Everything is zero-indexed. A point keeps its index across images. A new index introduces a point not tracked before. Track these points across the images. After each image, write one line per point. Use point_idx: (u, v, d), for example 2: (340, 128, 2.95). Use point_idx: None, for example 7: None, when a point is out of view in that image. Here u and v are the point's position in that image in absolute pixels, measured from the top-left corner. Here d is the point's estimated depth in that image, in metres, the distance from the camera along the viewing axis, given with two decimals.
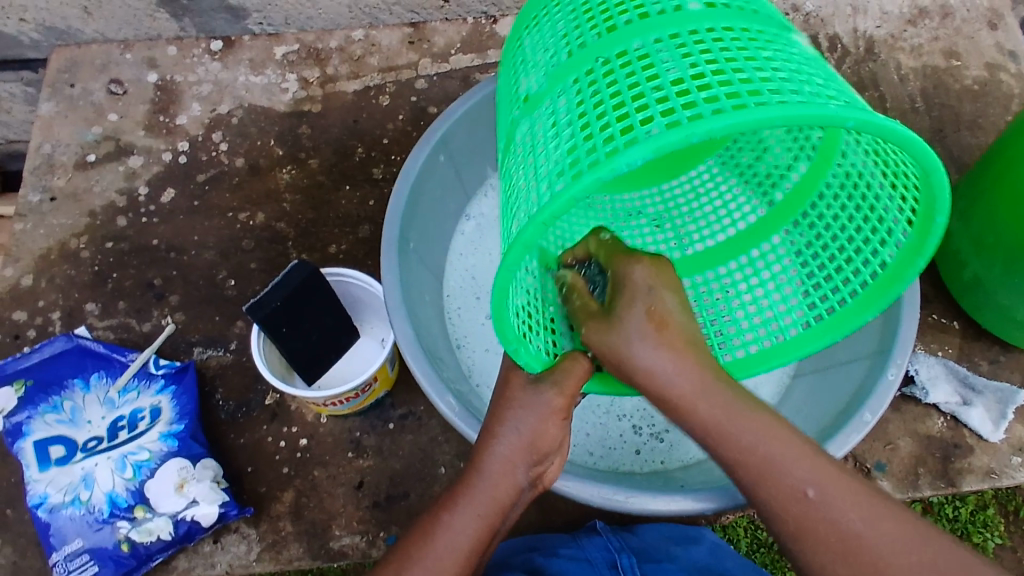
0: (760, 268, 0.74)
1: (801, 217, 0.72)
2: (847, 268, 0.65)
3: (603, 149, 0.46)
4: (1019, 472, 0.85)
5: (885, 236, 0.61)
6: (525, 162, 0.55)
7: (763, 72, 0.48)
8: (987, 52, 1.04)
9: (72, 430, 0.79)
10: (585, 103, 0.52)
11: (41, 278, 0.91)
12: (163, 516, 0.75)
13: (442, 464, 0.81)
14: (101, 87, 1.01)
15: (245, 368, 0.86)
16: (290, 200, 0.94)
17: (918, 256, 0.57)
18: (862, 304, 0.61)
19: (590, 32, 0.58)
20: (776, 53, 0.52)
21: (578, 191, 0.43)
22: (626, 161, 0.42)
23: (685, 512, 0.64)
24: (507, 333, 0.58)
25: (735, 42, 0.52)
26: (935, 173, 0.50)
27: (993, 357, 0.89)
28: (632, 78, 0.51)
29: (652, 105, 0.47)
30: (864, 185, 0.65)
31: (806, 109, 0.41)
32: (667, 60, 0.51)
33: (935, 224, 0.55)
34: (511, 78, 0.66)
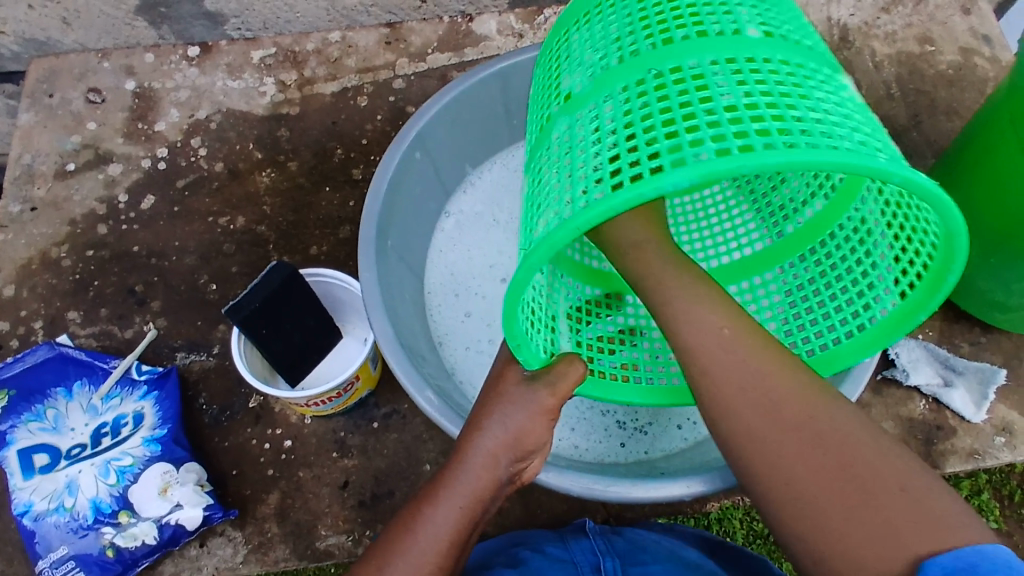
0: (751, 297, 0.79)
1: (809, 253, 0.76)
2: (843, 311, 0.69)
3: (648, 164, 0.46)
4: (1002, 453, 0.85)
5: (874, 299, 0.66)
6: (560, 163, 0.55)
7: (815, 113, 0.48)
8: (961, 36, 1.05)
9: (55, 438, 0.79)
10: (633, 112, 0.51)
11: (23, 287, 0.91)
12: (147, 521, 0.75)
13: (427, 461, 0.81)
14: (79, 96, 1.01)
15: (227, 371, 0.86)
16: (270, 203, 0.95)
17: (917, 312, 0.60)
18: (851, 349, 0.66)
19: (643, 40, 0.58)
20: (827, 95, 0.52)
21: (616, 205, 0.44)
22: (671, 180, 0.42)
23: (665, 498, 0.64)
24: (512, 330, 0.61)
25: (790, 77, 0.52)
26: (957, 233, 0.51)
27: (974, 339, 0.90)
28: (683, 95, 0.50)
29: (702, 126, 0.46)
30: (872, 237, 0.68)
31: (857, 158, 0.42)
32: (722, 81, 0.50)
33: (943, 285, 0.57)
34: (552, 76, 0.66)
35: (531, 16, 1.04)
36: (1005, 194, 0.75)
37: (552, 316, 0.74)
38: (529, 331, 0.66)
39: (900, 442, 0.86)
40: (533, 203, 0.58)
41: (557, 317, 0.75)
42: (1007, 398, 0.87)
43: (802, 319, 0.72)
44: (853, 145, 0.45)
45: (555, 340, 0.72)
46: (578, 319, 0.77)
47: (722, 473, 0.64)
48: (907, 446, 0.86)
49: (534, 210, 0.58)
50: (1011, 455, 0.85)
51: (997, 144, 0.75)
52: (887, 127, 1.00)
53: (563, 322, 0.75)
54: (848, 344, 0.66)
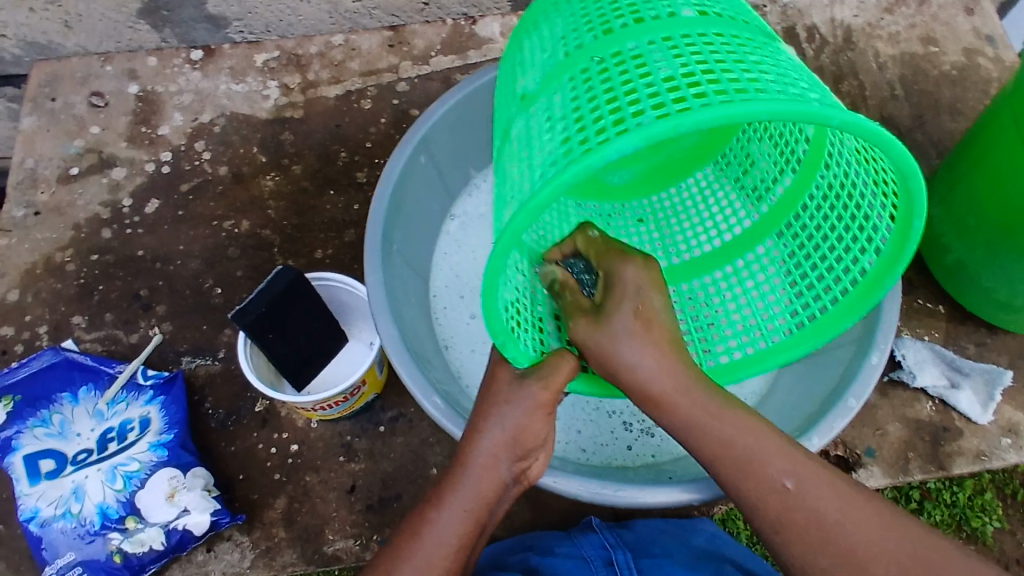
0: (744, 276, 0.78)
1: (784, 229, 0.76)
2: (838, 264, 0.68)
3: (596, 138, 0.47)
4: (1009, 453, 0.85)
5: (866, 243, 0.65)
6: (519, 154, 0.55)
7: (752, 71, 0.48)
8: (964, 37, 1.05)
9: (62, 444, 0.78)
10: (580, 98, 0.52)
11: (27, 292, 0.91)
12: (154, 526, 0.75)
13: (434, 465, 0.81)
14: (82, 100, 1.01)
15: (233, 376, 0.86)
16: (275, 207, 0.95)
17: (893, 267, 0.62)
18: (844, 310, 0.66)
19: (588, 33, 0.58)
20: (764, 58, 0.52)
21: (568, 177, 0.45)
22: (615, 148, 0.44)
23: (674, 503, 0.64)
24: (496, 325, 0.60)
25: (727, 44, 0.52)
26: (913, 173, 0.51)
27: (980, 339, 0.90)
28: (625, 77, 0.51)
29: (645, 99, 0.47)
30: (847, 193, 0.67)
31: (794, 106, 0.43)
32: (660, 58, 0.51)
33: (918, 213, 0.57)
34: (511, 77, 0.66)
35: None
36: (1008, 196, 0.75)
37: (541, 313, 0.73)
38: (516, 330, 0.64)
39: (906, 443, 0.86)
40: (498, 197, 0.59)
41: None
42: (1013, 398, 0.87)
43: (802, 285, 0.72)
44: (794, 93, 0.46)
45: None
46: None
47: (731, 477, 0.64)
48: (913, 447, 0.86)
49: (500, 203, 0.58)
50: (1018, 455, 0.85)
51: (999, 148, 0.75)
52: (892, 128, 1.00)
53: None
54: (838, 307, 0.66)
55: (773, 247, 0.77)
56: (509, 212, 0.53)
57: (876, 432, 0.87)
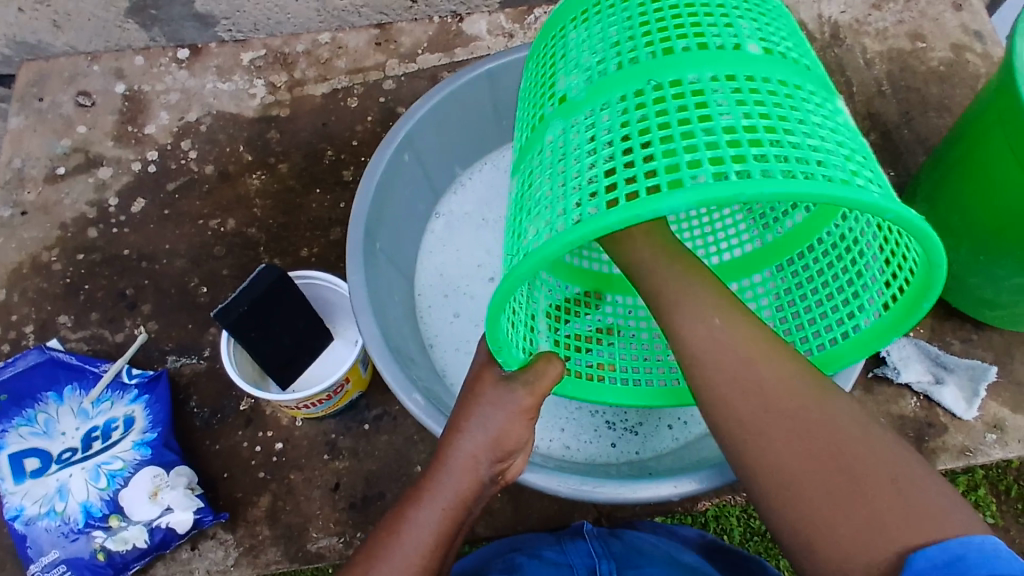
0: (739, 300, 0.78)
1: (786, 263, 0.77)
2: (834, 313, 0.69)
3: (644, 180, 0.45)
4: (993, 450, 0.85)
5: (856, 308, 0.67)
6: (555, 170, 0.54)
7: (812, 139, 0.48)
8: (952, 33, 1.04)
9: (46, 442, 0.79)
10: (630, 125, 0.51)
11: (14, 291, 0.91)
12: (137, 524, 0.75)
13: (418, 463, 0.81)
14: (69, 99, 1.01)
15: (218, 375, 0.86)
16: (261, 206, 0.95)
17: (891, 331, 0.62)
18: (821, 360, 0.66)
19: (643, 47, 0.58)
20: (825, 120, 0.52)
21: (612, 222, 0.43)
22: (670, 204, 0.41)
23: (654, 499, 0.64)
24: (495, 335, 0.61)
25: (788, 100, 0.52)
26: (937, 265, 0.51)
27: (965, 336, 0.90)
28: (682, 113, 0.50)
29: (701, 147, 0.46)
30: (860, 250, 0.69)
31: (857, 192, 0.42)
32: (722, 101, 0.50)
33: (929, 296, 0.56)
34: (549, 75, 0.65)
35: (521, 15, 1.04)
36: (992, 194, 0.75)
37: (530, 315, 0.74)
38: (509, 332, 0.67)
39: None
40: (524, 208, 0.57)
41: (537, 316, 0.76)
42: (998, 394, 0.87)
43: (788, 323, 0.73)
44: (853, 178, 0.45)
45: (533, 341, 0.73)
46: (557, 317, 0.77)
47: (710, 473, 0.64)
48: None
49: (523, 214, 0.57)
50: (1003, 452, 0.85)
51: (983, 145, 0.75)
52: (879, 125, 0.99)
53: (543, 321, 0.76)
54: (818, 354, 0.67)
55: (772, 278, 0.78)
56: (534, 233, 0.52)
57: None
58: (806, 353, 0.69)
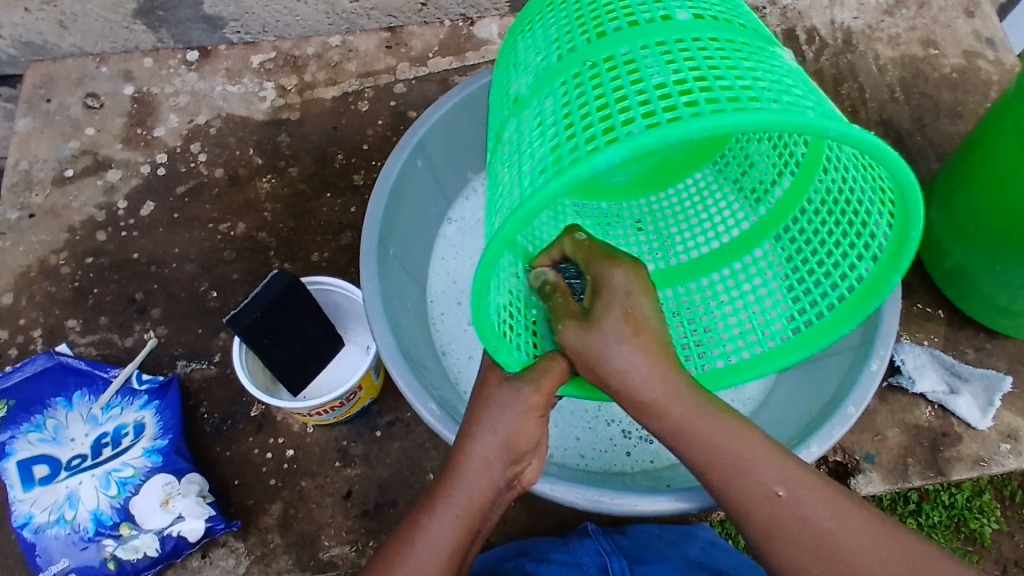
0: (743, 281, 0.76)
1: (782, 233, 0.75)
2: (842, 261, 0.66)
3: (586, 146, 0.46)
4: (1008, 459, 0.85)
5: (865, 247, 0.63)
6: (511, 159, 0.55)
7: (744, 80, 0.47)
8: (965, 40, 1.04)
9: (56, 449, 0.78)
10: (571, 104, 0.51)
11: (22, 295, 0.91)
12: (148, 533, 0.74)
13: (430, 470, 0.81)
14: (77, 101, 1.01)
15: (229, 381, 0.85)
16: (271, 210, 0.94)
17: (896, 268, 0.60)
18: (840, 317, 0.64)
19: (579, 36, 0.58)
20: (758, 64, 0.51)
21: (554, 189, 0.44)
22: (603, 160, 0.43)
23: (673, 511, 0.64)
24: (488, 331, 0.61)
25: (721, 50, 0.51)
26: (908, 185, 0.50)
27: (979, 344, 0.89)
28: (616, 84, 0.50)
29: (635, 108, 0.47)
30: (846, 199, 0.66)
31: (784, 116, 0.42)
32: (653, 65, 0.50)
33: (913, 232, 0.57)
34: (502, 80, 0.66)
35: None
36: (1007, 203, 0.75)
37: None
38: (506, 333, 0.65)
39: (906, 449, 0.86)
40: (492, 202, 0.58)
41: None
42: (1013, 403, 0.87)
43: (801, 290, 0.71)
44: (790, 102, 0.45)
45: None
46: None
47: (730, 484, 0.64)
48: (912, 453, 0.86)
49: (494, 206, 0.57)
50: (1018, 461, 0.85)
51: (999, 153, 0.75)
52: (892, 132, 0.99)
53: None
54: (836, 313, 0.64)
55: (772, 250, 0.75)
56: (499, 221, 0.53)
57: (875, 437, 0.86)
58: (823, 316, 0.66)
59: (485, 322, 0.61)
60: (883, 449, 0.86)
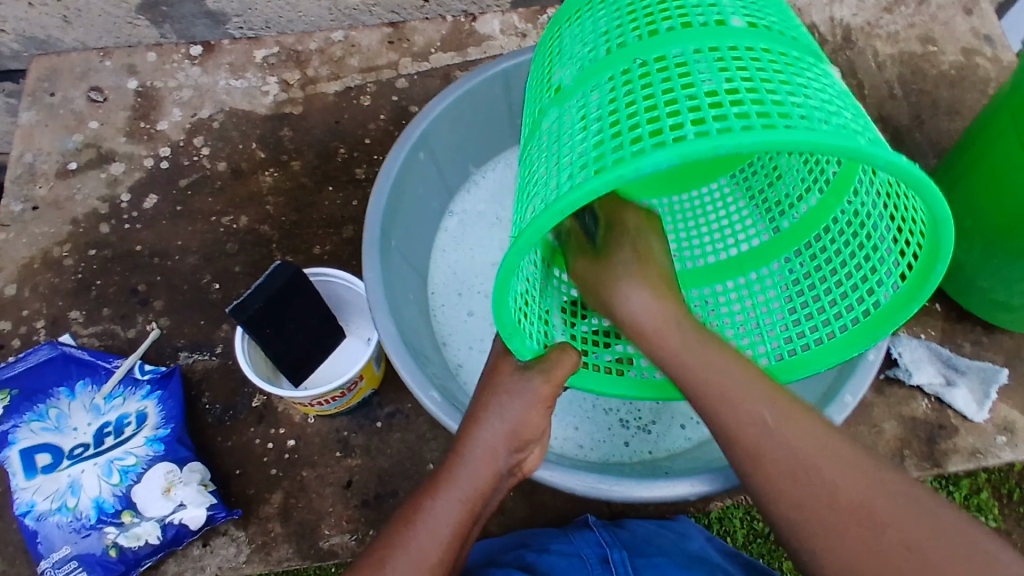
0: (754, 290, 0.78)
1: (803, 248, 0.76)
2: (850, 294, 0.68)
3: (629, 148, 0.46)
4: (1004, 452, 0.86)
5: (874, 286, 0.65)
6: (548, 152, 0.55)
7: (796, 97, 0.47)
8: (963, 37, 1.05)
9: (58, 438, 0.78)
10: (617, 102, 0.51)
11: (25, 286, 0.91)
12: (151, 520, 0.75)
13: (430, 460, 0.81)
14: (81, 95, 1.01)
15: (230, 371, 0.85)
16: (273, 203, 0.95)
17: (912, 302, 0.61)
18: (849, 340, 0.66)
19: (631, 32, 0.58)
20: (810, 81, 0.51)
21: (596, 187, 0.44)
22: (650, 162, 0.42)
23: (670, 498, 0.64)
24: (506, 322, 0.62)
25: (773, 64, 0.51)
26: (942, 221, 0.51)
27: (977, 338, 0.90)
28: (666, 85, 0.50)
29: (683, 114, 0.46)
30: (867, 222, 0.68)
31: (836, 139, 0.42)
32: (705, 69, 0.50)
33: (933, 276, 0.58)
34: (544, 68, 0.66)
35: (533, 15, 1.04)
36: (1005, 196, 0.75)
37: (544, 309, 0.74)
38: (522, 323, 0.66)
39: (903, 441, 0.86)
40: (523, 194, 0.58)
41: (550, 311, 0.75)
42: (1009, 397, 0.88)
43: (803, 312, 0.72)
44: (843, 125, 0.45)
45: (548, 333, 0.72)
46: (573, 312, 0.76)
47: (726, 472, 0.64)
48: (909, 445, 0.86)
49: (521, 199, 0.57)
50: (1013, 454, 0.86)
51: (998, 146, 0.75)
52: (890, 128, 1.00)
53: (556, 315, 0.75)
54: (846, 337, 0.66)
55: (777, 270, 0.78)
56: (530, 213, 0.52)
57: (872, 430, 0.87)
58: (833, 338, 0.68)
59: (506, 318, 0.62)
60: (881, 442, 0.86)
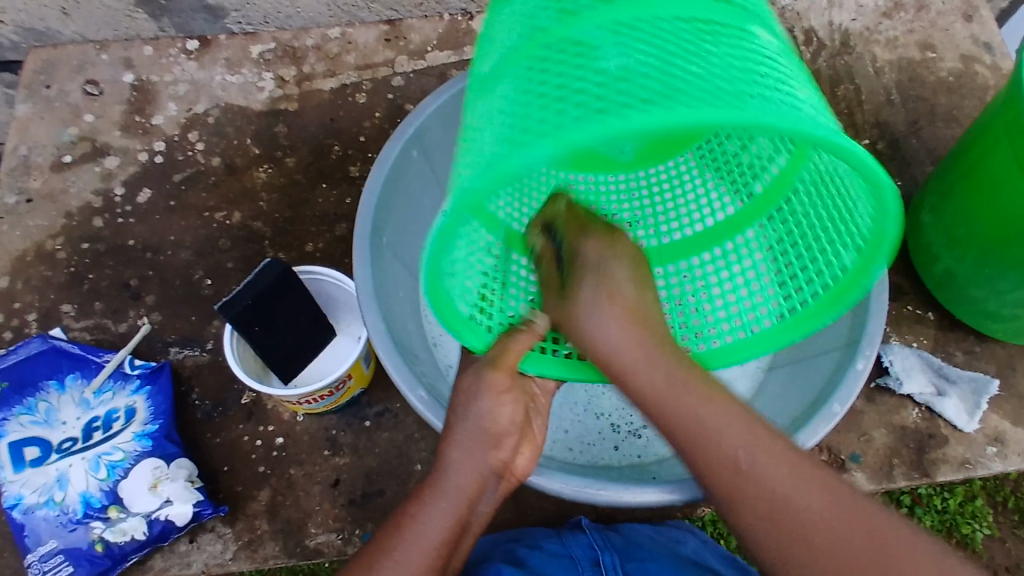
0: (732, 260, 0.77)
1: (774, 213, 0.72)
2: (823, 256, 0.65)
3: (531, 133, 0.45)
4: (993, 462, 0.85)
5: (839, 248, 0.62)
6: (470, 140, 0.54)
7: (697, 68, 0.46)
8: (962, 44, 1.04)
9: (46, 431, 0.78)
10: (527, 84, 0.50)
11: (18, 279, 0.91)
12: (136, 516, 0.75)
13: (418, 461, 0.81)
14: (76, 87, 1.01)
15: (221, 368, 0.86)
16: (267, 199, 0.95)
17: (875, 266, 0.57)
18: (821, 310, 0.63)
19: (553, 5, 0.54)
20: (723, 46, 0.50)
21: (496, 176, 0.44)
22: (537, 154, 0.42)
23: (658, 503, 0.64)
24: (451, 317, 0.64)
25: (683, 31, 0.50)
26: (880, 181, 0.48)
27: (968, 347, 0.90)
28: (574, 62, 0.49)
29: (585, 93, 0.46)
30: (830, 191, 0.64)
31: (724, 112, 0.41)
32: (612, 43, 0.49)
33: (886, 246, 0.56)
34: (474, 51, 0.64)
35: None
36: (999, 207, 0.75)
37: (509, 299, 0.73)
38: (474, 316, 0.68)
39: (891, 450, 0.87)
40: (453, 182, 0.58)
41: None
42: (999, 407, 0.87)
43: (788, 274, 0.70)
44: (774, 100, 0.45)
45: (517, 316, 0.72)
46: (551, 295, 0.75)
47: None
48: (898, 454, 0.86)
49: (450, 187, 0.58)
50: (1002, 464, 0.85)
51: (993, 157, 0.75)
52: (887, 134, 0.99)
53: None
54: (814, 306, 0.64)
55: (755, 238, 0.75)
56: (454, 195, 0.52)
57: (861, 438, 0.87)
58: (804, 306, 0.65)
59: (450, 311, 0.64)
60: (869, 450, 0.87)
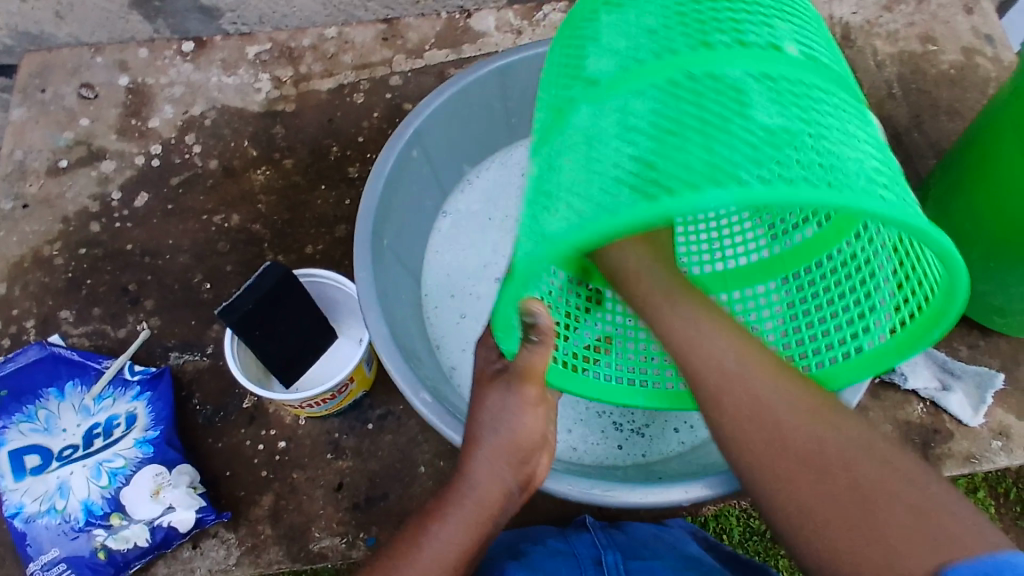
0: (749, 307, 0.75)
1: (796, 276, 0.73)
2: (842, 328, 0.67)
3: (683, 175, 0.42)
4: (999, 457, 0.85)
5: (868, 325, 0.64)
6: (578, 150, 0.48)
7: (847, 152, 0.44)
8: (964, 37, 1.03)
9: (47, 439, 0.78)
10: (671, 118, 0.46)
11: (15, 285, 0.90)
12: (139, 523, 0.74)
13: (421, 464, 0.81)
14: (71, 91, 1.00)
15: (222, 372, 0.85)
16: (265, 202, 0.94)
17: (899, 352, 0.60)
18: (827, 376, 0.64)
19: (684, 37, 0.51)
20: (862, 132, 0.48)
21: (646, 219, 0.40)
22: (711, 201, 0.39)
23: (664, 505, 0.63)
24: (500, 322, 0.59)
25: (830, 107, 0.48)
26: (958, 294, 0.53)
27: (972, 342, 0.89)
28: (725, 112, 0.45)
29: (746, 150, 0.43)
30: (867, 266, 0.66)
31: (902, 215, 0.41)
32: (764, 101, 0.46)
33: (941, 323, 0.56)
34: (571, 52, 0.58)
35: (529, 12, 1.03)
36: (1005, 201, 0.74)
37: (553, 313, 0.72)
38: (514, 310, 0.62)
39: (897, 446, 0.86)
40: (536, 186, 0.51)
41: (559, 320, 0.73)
42: (1005, 401, 0.87)
43: (801, 336, 0.69)
44: (892, 192, 0.44)
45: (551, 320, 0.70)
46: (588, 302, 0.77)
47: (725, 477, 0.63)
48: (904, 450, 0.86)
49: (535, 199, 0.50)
50: (1008, 459, 0.85)
51: (996, 150, 0.74)
52: (889, 128, 0.99)
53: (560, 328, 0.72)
54: (844, 363, 0.64)
55: (777, 289, 0.75)
56: (557, 216, 0.46)
57: None
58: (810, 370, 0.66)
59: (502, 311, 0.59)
60: None
